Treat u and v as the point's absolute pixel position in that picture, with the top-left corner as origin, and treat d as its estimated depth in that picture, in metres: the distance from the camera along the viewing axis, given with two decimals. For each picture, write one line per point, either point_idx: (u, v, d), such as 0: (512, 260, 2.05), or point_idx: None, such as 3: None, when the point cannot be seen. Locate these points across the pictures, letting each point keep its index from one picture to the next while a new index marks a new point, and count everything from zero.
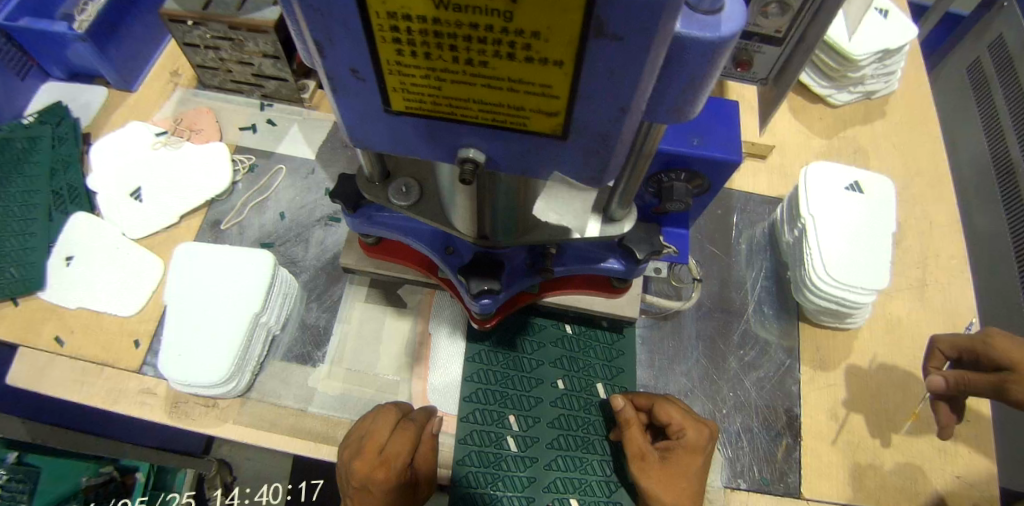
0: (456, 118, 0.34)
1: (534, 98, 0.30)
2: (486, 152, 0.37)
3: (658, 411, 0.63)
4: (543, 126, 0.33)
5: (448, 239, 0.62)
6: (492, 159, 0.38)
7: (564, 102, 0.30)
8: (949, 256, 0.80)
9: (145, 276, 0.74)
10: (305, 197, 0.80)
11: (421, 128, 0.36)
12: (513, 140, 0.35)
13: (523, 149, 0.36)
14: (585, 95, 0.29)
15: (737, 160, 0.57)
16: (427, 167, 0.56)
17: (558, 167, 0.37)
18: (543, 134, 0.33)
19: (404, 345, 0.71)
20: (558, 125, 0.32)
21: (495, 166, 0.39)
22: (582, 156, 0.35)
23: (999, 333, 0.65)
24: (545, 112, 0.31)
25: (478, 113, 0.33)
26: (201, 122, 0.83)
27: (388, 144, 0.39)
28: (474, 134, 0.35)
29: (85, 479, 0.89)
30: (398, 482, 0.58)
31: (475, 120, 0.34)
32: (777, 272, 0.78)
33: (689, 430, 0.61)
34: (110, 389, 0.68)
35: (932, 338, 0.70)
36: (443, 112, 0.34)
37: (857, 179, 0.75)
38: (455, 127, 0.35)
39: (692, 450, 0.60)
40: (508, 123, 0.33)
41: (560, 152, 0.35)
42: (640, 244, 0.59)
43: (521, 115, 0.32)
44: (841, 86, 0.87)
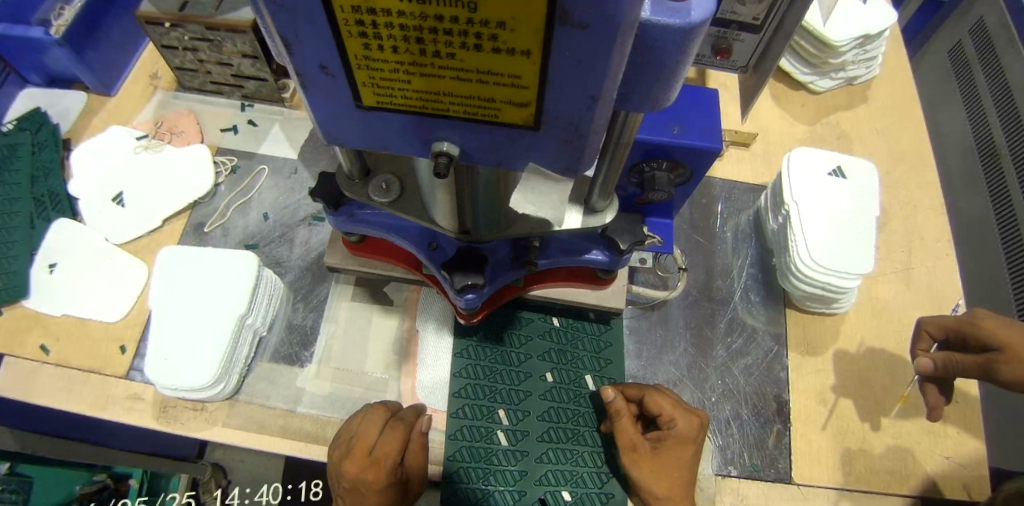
0: (428, 112, 0.34)
1: (504, 90, 0.30)
2: (459, 145, 0.37)
3: (647, 401, 0.63)
4: (516, 117, 0.32)
5: (431, 235, 0.61)
6: (466, 152, 0.37)
7: (534, 92, 0.29)
8: (933, 238, 0.81)
9: (130, 281, 0.74)
10: (289, 197, 0.80)
11: (394, 123, 0.36)
12: (486, 132, 0.35)
13: (496, 141, 0.35)
14: (555, 85, 0.29)
15: (718, 148, 0.57)
16: (407, 163, 0.56)
17: (533, 158, 0.37)
18: (515, 125, 0.33)
19: (391, 343, 0.71)
20: (530, 116, 0.32)
21: (471, 159, 0.38)
22: (555, 147, 0.34)
23: (987, 314, 0.65)
24: (516, 104, 0.31)
25: (450, 106, 0.33)
26: (182, 125, 0.82)
27: (361, 139, 0.39)
28: (447, 127, 0.35)
29: (79, 488, 0.90)
30: (390, 481, 0.57)
31: (447, 113, 0.33)
32: (762, 259, 0.79)
33: (679, 420, 0.61)
34: (98, 395, 0.68)
35: (921, 320, 0.70)
36: (414, 107, 0.33)
37: (840, 164, 0.75)
38: (427, 120, 0.35)
39: (682, 441, 0.60)
40: (480, 115, 0.33)
41: (534, 143, 0.35)
42: (623, 235, 0.59)
43: (493, 107, 0.32)
44: (823, 72, 0.87)
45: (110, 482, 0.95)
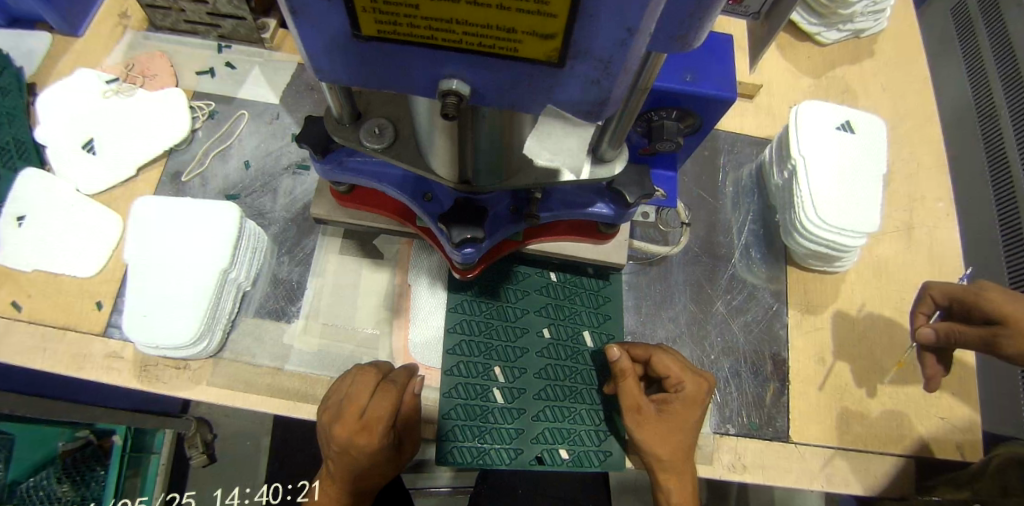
0: (438, 43, 0.30)
1: (528, 18, 0.27)
2: (470, 84, 0.34)
3: (654, 362, 0.61)
4: (538, 51, 0.29)
5: (426, 185, 0.58)
6: (477, 91, 0.35)
7: (563, 21, 0.26)
8: (935, 198, 0.79)
9: (104, 234, 0.70)
10: (271, 144, 0.76)
11: (397, 55, 0.32)
12: (503, 68, 0.32)
13: (513, 79, 0.33)
14: (588, 14, 0.26)
15: (732, 98, 0.54)
16: (403, 107, 0.52)
17: (552, 100, 0.34)
18: (537, 60, 0.30)
19: (383, 296, 0.68)
20: (555, 50, 0.29)
21: (481, 98, 0.36)
22: (580, 86, 0.32)
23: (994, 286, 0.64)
24: (539, 36, 0.28)
25: (463, 37, 0.29)
26: (154, 67, 0.77)
27: (359, 76, 0.35)
28: (459, 62, 0.32)
29: (61, 445, 0.89)
30: (383, 443, 0.57)
31: (459, 45, 0.30)
32: (763, 215, 0.76)
33: (688, 383, 0.59)
34: (74, 353, 0.65)
35: (926, 284, 0.69)
36: (422, 37, 0.30)
37: (848, 118, 0.72)
38: (436, 54, 0.31)
39: (690, 403, 0.59)
40: (497, 48, 0.30)
41: (555, 82, 0.32)
42: (630, 187, 0.56)
43: (513, 38, 0.29)
44: (831, 23, 0.83)
45: (94, 438, 0.93)
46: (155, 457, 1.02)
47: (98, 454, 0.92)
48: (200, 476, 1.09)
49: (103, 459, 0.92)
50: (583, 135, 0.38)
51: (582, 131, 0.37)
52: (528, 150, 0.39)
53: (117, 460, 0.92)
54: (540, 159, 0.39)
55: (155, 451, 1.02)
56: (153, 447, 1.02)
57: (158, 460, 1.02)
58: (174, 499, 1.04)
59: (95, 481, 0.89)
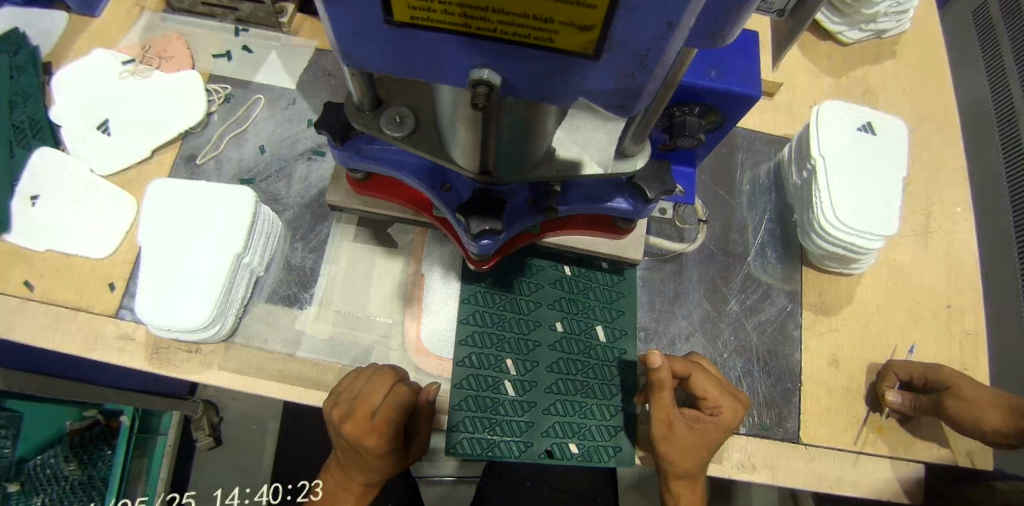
0: (470, 32, 0.30)
1: (568, 9, 0.26)
2: (500, 74, 0.33)
3: (692, 382, 0.59)
4: (573, 43, 0.29)
5: (445, 175, 0.57)
6: (506, 82, 0.34)
7: (602, 13, 0.26)
8: (953, 202, 0.78)
9: (117, 215, 0.69)
10: (286, 129, 0.75)
11: (428, 43, 0.32)
12: (535, 59, 0.31)
13: (544, 69, 0.32)
14: (630, 6, 0.25)
15: (757, 96, 0.53)
16: (424, 95, 0.51)
17: (581, 92, 0.34)
18: (570, 52, 0.30)
19: (396, 285, 0.68)
20: (591, 42, 0.29)
21: (510, 89, 0.35)
22: (612, 78, 0.32)
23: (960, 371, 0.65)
24: (577, 27, 0.27)
25: (497, 26, 0.29)
26: (170, 49, 0.76)
27: (387, 64, 0.35)
28: (490, 52, 0.31)
29: (69, 424, 0.89)
30: (390, 443, 0.58)
31: (493, 34, 0.30)
32: (780, 214, 0.76)
33: (725, 407, 0.59)
34: (87, 334, 0.65)
35: (894, 362, 0.68)
36: (455, 25, 0.29)
37: (870, 119, 0.71)
38: (468, 42, 0.31)
39: (721, 428, 0.58)
40: (532, 38, 0.29)
41: (587, 74, 0.32)
42: (651, 183, 0.56)
43: (549, 29, 0.28)
44: (854, 22, 0.82)
45: (102, 418, 0.92)
46: (161, 439, 1.02)
47: (105, 435, 0.92)
48: (205, 459, 1.10)
49: (111, 439, 0.92)
50: None
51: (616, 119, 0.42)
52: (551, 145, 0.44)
53: (123, 440, 0.92)
54: None
55: (161, 433, 1.02)
56: (160, 429, 1.03)
57: (164, 442, 1.03)
58: (178, 496, 1.04)
59: (101, 462, 0.90)
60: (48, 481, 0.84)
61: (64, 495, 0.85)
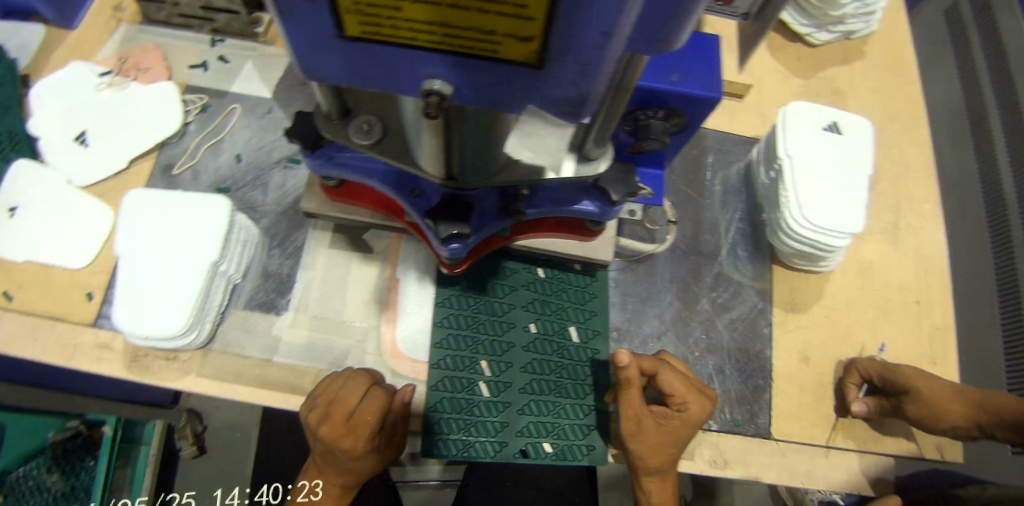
0: (419, 44, 0.31)
1: (507, 21, 0.27)
2: (452, 84, 0.34)
3: (659, 380, 0.60)
4: (517, 53, 0.30)
5: (414, 181, 0.59)
6: (458, 92, 0.35)
7: (540, 24, 0.27)
8: (921, 200, 0.80)
9: (95, 225, 0.70)
10: (263, 138, 0.76)
11: (380, 56, 0.33)
12: (484, 69, 0.32)
13: (493, 79, 0.33)
14: (565, 17, 0.26)
15: (717, 99, 0.55)
16: (391, 103, 0.53)
17: (531, 100, 0.35)
18: (516, 61, 0.31)
19: (371, 290, 0.69)
20: (533, 52, 0.30)
21: (463, 98, 0.36)
22: (559, 87, 0.33)
23: (916, 371, 0.66)
24: (519, 38, 0.29)
25: (443, 38, 0.30)
26: (146, 60, 0.77)
27: (344, 76, 0.36)
28: (440, 63, 0.33)
29: (51, 435, 0.89)
30: (366, 447, 0.59)
31: (440, 46, 0.31)
32: (750, 214, 0.77)
33: (692, 402, 0.60)
34: (65, 343, 0.65)
35: (856, 364, 0.69)
36: (404, 39, 0.31)
37: (836, 119, 0.73)
38: (418, 54, 0.32)
39: (690, 423, 0.60)
40: (477, 49, 0.31)
41: (534, 83, 0.33)
42: (615, 185, 0.57)
43: (492, 40, 0.29)
44: (822, 24, 0.84)
45: (84, 429, 0.92)
46: (144, 448, 1.02)
47: (88, 445, 0.92)
48: (191, 468, 1.10)
49: (94, 450, 0.92)
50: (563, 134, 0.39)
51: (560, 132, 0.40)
52: (510, 148, 0.43)
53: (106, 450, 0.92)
54: (522, 157, 0.43)
55: (143, 443, 1.02)
56: (143, 438, 1.02)
57: (147, 451, 1.02)
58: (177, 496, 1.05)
59: (84, 471, 0.89)
60: (31, 493, 0.83)
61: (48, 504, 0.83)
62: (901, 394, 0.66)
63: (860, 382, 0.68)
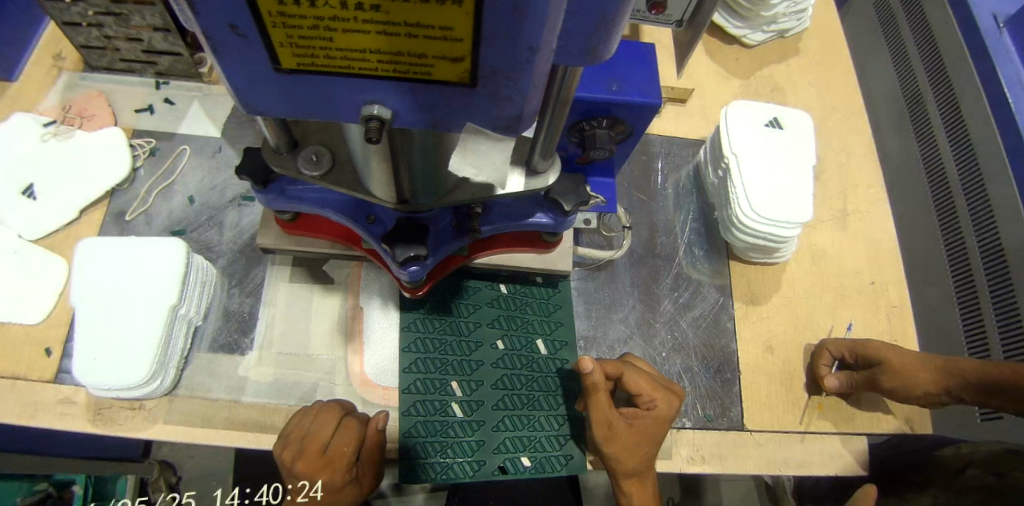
0: (354, 72, 0.32)
1: (436, 44, 0.28)
2: (391, 108, 0.35)
3: (626, 381, 0.62)
4: (450, 74, 0.31)
5: (368, 208, 0.59)
6: (398, 115, 0.36)
7: (469, 45, 0.28)
8: (865, 185, 0.83)
9: (48, 279, 0.69)
10: (214, 178, 0.76)
11: (318, 86, 0.33)
12: (421, 91, 0.33)
13: (432, 101, 0.34)
14: (489, 37, 0.27)
15: (657, 103, 0.56)
16: (338, 133, 0.53)
17: (470, 118, 0.36)
18: (450, 82, 0.32)
19: (335, 321, 0.69)
20: (465, 72, 0.31)
21: (404, 122, 0.37)
22: (495, 104, 0.33)
23: (882, 343, 0.69)
24: (449, 59, 0.29)
25: (377, 65, 0.31)
26: (91, 107, 0.76)
27: (285, 108, 0.36)
28: (377, 89, 0.33)
29: (21, 499, 0.83)
30: (344, 480, 0.58)
31: (375, 72, 0.31)
32: (703, 212, 0.79)
33: (659, 401, 0.62)
34: (24, 403, 0.63)
35: (823, 341, 0.72)
36: (339, 67, 0.31)
37: (777, 115, 0.75)
38: (355, 82, 0.33)
39: (660, 420, 0.61)
40: (411, 72, 0.31)
41: (471, 101, 0.34)
42: (566, 196, 0.58)
43: (424, 63, 0.30)
44: (756, 25, 0.86)
45: (53, 491, 0.87)
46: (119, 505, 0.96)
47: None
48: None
49: None
50: (505, 148, 0.39)
51: (502, 144, 0.39)
52: (452, 165, 0.41)
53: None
54: (465, 175, 0.41)
55: (117, 499, 0.97)
56: (116, 494, 0.97)
57: None
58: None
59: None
60: None
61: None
62: (872, 365, 0.68)
63: (831, 359, 0.70)
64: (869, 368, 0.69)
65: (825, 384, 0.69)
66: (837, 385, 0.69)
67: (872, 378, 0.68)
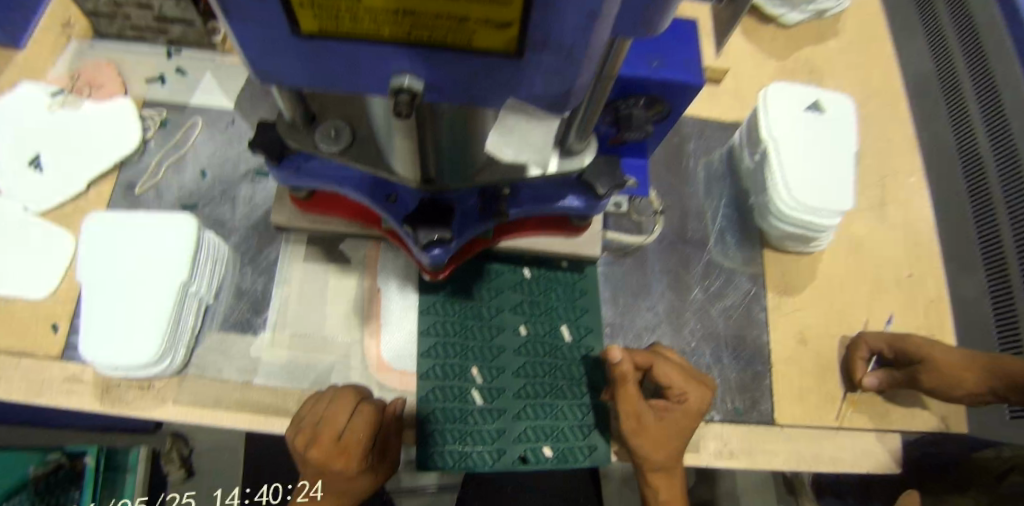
0: (384, 37, 0.28)
1: (481, 7, 0.25)
2: (422, 79, 0.32)
3: (655, 372, 0.59)
4: (493, 42, 0.27)
5: (389, 187, 0.56)
6: (430, 86, 0.33)
7: (519, 11, 0.25)
8: (905, 173, 0.79)
9: (56, 253, 0.66)
10: (228, 151, 0.73)
11: (343, 51, 0.30)
12: (457, 61, 0.30)
13: (468, 72, 0.31)
14: (544, 3, 0.24)
15: (699, 84, 0.53)
16: (358, 107, 0.50)
17: (509, 92, 0.33)
18: (492, 51, 0.29)
19: (352, 303, 0.66)
20: (510, 41, 0.27)
21: (435, 93, 0.34)
22: (540, 77, 0.30)
23: (925, 339, 0.65)
24: (494, 25, 0.26)
25: (411, 30, 0.27)
26: (101, 76, 0.73)
27: (306, 76, 0.33)
28: (409, 56, 0.30)
29: (32, 470, 0.80)
30: (360, 467, 0.55)
31: (408, 37, 0.28)
32: (737, 196, 0.76)
33: (691, 393, 0.58)
34: (31, 380, 0.61)
35: (861, 333, 0.68)
36: (368, 32, 0.28)
37: (818, 97, 0.72)
38: (384, 48, 0.29)
39: (691, 414, 0.58)
40: (448, 39, 0.28)
41: (514, 73, 0.31)
42: (601, 178, 0.55)
43: (465, 29, 0.27)
44: (794, 4, 0.83)
45: (66, 461, 0.85)
46: (129, 476, 0.95)
47: (70, 476, 0.85)
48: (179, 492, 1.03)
49: (77, 481, 0.85)
50: (547, 128, 0.37)
51: (547, 123, 0.36)
52: (491, 146, 0.38)
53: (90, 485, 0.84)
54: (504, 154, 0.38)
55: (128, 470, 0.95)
56: (127, 466, 0.95)
57: (133, 478, 0.95)
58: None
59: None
60: None
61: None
62: (913, 361, 0.65)
63: (869, 353, 0.67)
64: (909, 363, 0.66)
65: (861, 381, 0.66)
66: (874, 382, 0.66)
67: (912, 376, 0.65)
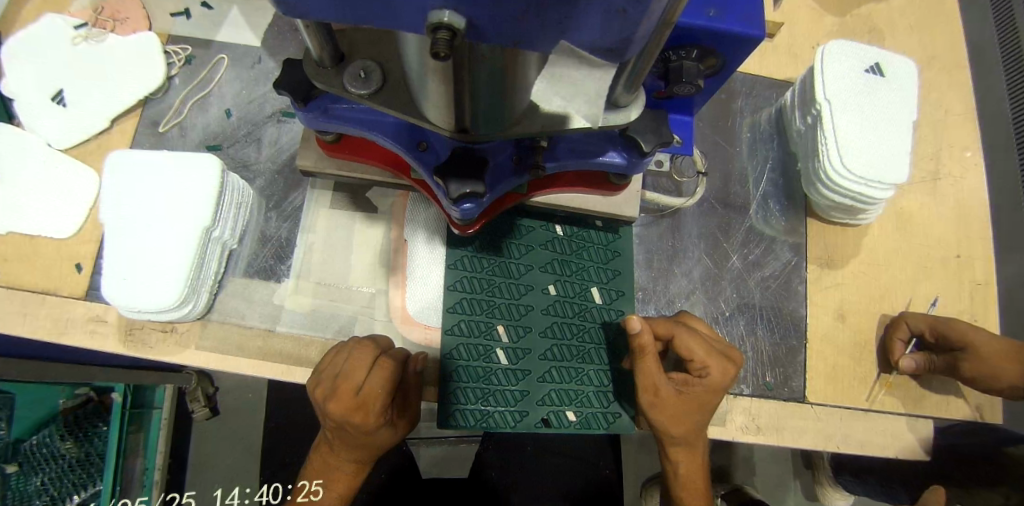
0: None
1: None
2: (465, 15, 0.27)
3: (676, 344, 0.56)
4: None
5: (420, 133, 0.54)
6: (472, 25, 0.28)
7: None
8: (962, 147, 0.75)
9: (79, 191, 0.65)
10: (254, 90, 0.71)
11: None
12: None
13: (520, 9, 0.26)
14: None
15: (759, 36, 0.49)
16: (390, 47, 0.47)
17: (566, 31, 0.28)
18: None
19: (377, 253, 0.64)
20: None
21: (478, 33, 0.29)
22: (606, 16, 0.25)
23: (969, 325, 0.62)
24: None
25: None
26: (125, 9, 0.71)
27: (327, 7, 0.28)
28: None
29: (62, 402, 0.85)
30: (379, 422, 0.54)
31: None
32: (783, 161, 0.72)
33: (713, 368, 0.56)
34: (56, 318, 0.61)
35: (903, 312, 0.65)
36: None
37: (879, 60, 0.67)
38: None
39: (713, 390, 0.56)
40: None
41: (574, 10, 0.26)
42: (646, 135, 0.51)
43: None
44: None
45: (95, 395, 0.88)
46: (157, 413, 0.97)
47: (100, 411, 0.88)
48: (203, 431, 1.05)
49: (105, 416, 0.88)
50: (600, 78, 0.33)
51: (601, 73, 0.32)
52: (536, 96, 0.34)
53: (116, 416, 0.86)
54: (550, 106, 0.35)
55: (156, 406, 0.98)
56: (155, 403, 0.98)
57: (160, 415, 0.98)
58: (178, 496, 0.99)
59: (97, 437, 0.86)
60: (47, 461, 0.81)
61: (63, 473, 0.81)
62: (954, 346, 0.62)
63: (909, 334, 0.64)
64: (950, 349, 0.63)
65: (900, 362, 0.63)
66: (912, 364, 0.63)
67: (952, 364, 0.62)
